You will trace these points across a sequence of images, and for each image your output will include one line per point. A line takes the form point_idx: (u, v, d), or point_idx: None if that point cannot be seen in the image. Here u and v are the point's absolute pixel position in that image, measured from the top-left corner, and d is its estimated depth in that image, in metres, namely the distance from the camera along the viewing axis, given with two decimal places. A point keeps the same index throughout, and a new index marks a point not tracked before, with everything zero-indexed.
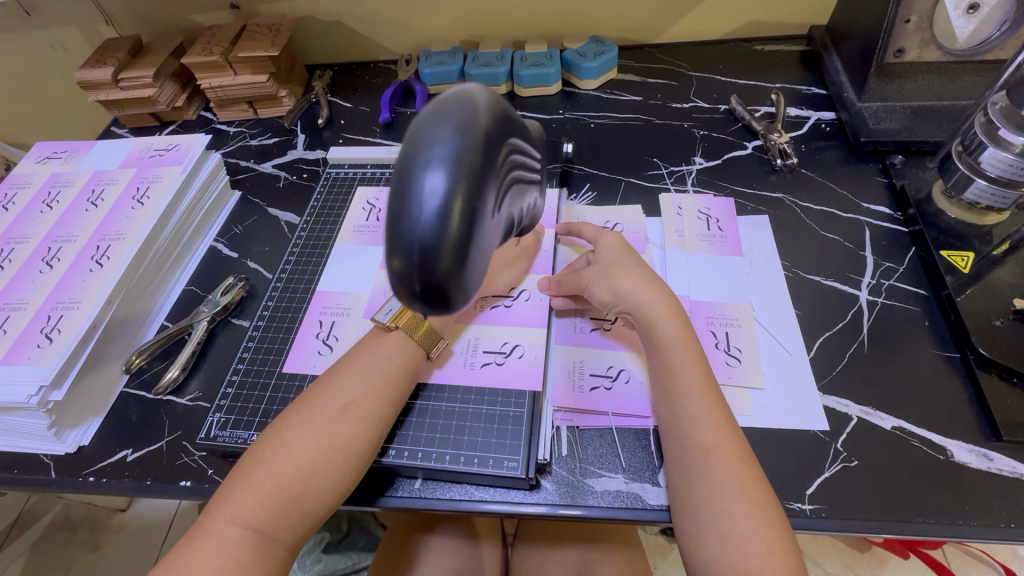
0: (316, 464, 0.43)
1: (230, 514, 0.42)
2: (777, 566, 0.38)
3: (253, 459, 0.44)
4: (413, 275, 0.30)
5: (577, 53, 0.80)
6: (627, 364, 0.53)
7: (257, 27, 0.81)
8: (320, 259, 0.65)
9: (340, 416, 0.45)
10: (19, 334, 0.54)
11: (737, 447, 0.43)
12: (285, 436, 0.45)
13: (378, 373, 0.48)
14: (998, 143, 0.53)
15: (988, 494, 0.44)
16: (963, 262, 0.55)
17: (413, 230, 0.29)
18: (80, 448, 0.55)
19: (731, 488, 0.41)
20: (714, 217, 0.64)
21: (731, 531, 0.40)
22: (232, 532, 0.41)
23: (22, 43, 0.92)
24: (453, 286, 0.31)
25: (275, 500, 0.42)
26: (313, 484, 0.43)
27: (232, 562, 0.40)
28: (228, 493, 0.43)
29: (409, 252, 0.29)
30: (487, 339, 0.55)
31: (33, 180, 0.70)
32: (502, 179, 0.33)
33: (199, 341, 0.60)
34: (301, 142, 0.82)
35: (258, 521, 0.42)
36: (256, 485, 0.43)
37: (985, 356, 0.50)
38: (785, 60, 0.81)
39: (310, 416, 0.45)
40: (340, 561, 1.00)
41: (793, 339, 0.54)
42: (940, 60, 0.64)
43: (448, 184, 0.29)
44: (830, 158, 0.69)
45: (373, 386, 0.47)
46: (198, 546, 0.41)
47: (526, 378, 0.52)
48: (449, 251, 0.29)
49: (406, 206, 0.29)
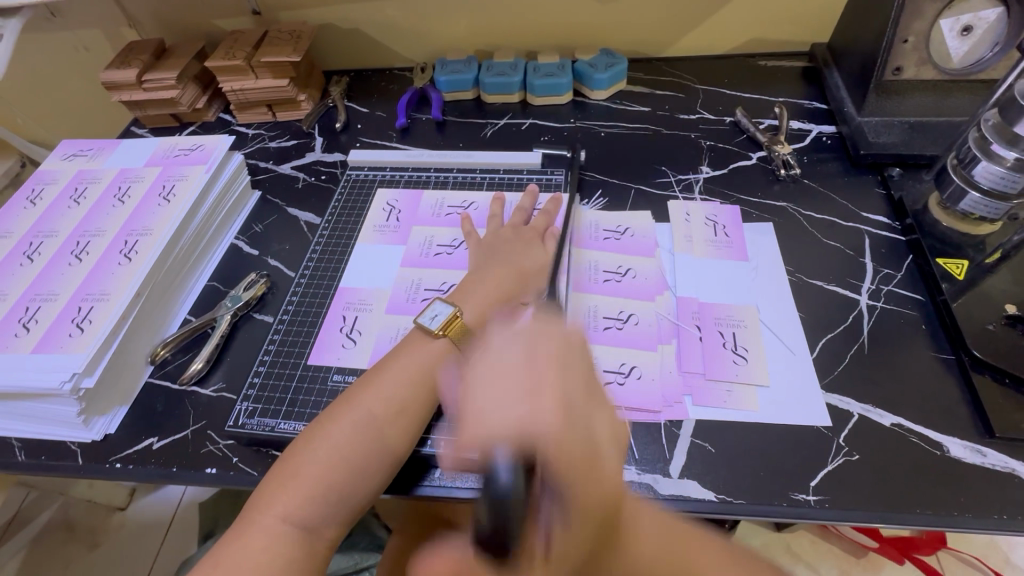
0: (364, 464, 0.46)
1: (280, 511, 0.43)
2: None
3: (300, 457, 0.46)
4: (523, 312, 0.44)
5: (588, 64, 0.83)
6: (639, 361, 0.55)
7: (278, 33, 0.84)
8: (343, 258, 0.67)
9: (390, 420, 0.47)
10: (51, 325, 0.56)
11: None
12: (336, 438, 0.46)
13: (419, 374, 0.50)
14: (991, 157, 0.57)
15: (982, 488, 0.47)
16: (958, 269, 0.58)
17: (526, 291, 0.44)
18: (106, 435, 0.56)
19: None
20: (721, 223, 0.67)
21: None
22: (282, 528, 0.43)
23: (45, 43, 0.94)
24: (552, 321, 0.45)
25: (324, 498, 0.44)
26: (359, 482, 0.45)
27: (278, 560, 0.42)
28: (277, 490, 0.44)
29: None
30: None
31: (60, 176, 0.72)
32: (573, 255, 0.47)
33: (222, 335, 0.62)
34: (319, 145, 0.85)
35: (307, 520, 0.44)
36: (307, 483, 0.44)
37: (979, 358, 0.52)
38: (787, 75, 0.84)
39: (358, 417, 0.47)
40: (343, 560, 1.01)
41: (797, 339, 0.57)
42: (936, 78, 0.67)
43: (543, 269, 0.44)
44: (830, 169, 0.72)
45: (419, 390, 0.49)
46: (246, 542, 0.42)
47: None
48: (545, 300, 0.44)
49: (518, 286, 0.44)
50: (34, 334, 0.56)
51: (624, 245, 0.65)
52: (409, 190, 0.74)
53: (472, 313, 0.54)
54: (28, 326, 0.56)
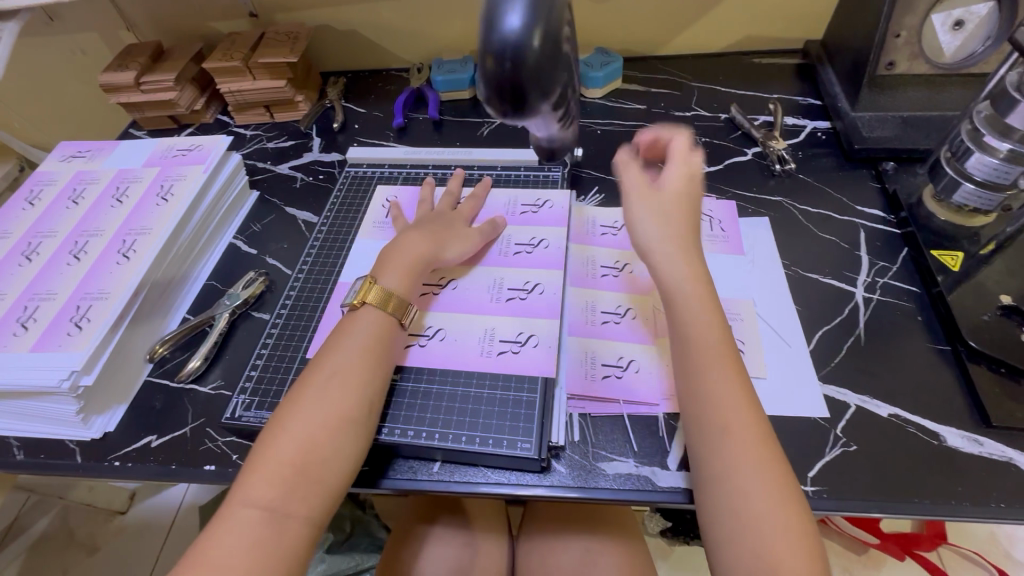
0: (315, 436, 0.45)
1: (243, 496, 0.43)
2: (793, 542, 0.38)
3: (254, 449, 0.46)
4: (501, 55, 0.32)
5: (583, 63, 0.84)
6: (636, 353, 0.55)
7: (276, 35, 0.85)
8: (338, 254, 0.67)
9: (329, 390, 0.47)
10: (49, 323, 0.56)
11: (756, 427, 0.43)
12: (282, 420, 0.46)
13: (354, 346, 0.50)
14: (984, 148, 0.58)
15: (979, 476, 0.47)
16: (953, 261, 0.58)
17: (503, 32, 0.32)
18: (105, 434, 0.56)
19: (745, 466, 0.41)
20: (717, 218, 0.67)
21: (756, 513, 0.39)
22: (246, 514, 0.42)
23: (45, 48, 0.94)
24: (527, 97, 0.34)
25: (282, 477, 0.43)
26: (315, 455, 0.45)
27: (248, 541, 0.41)
28: (237, 482, 0.44)
29: (503, 55, 0.32)
30: (505, 329, 0.57)
31: (58, 178, 0.72)
32: (564, 69, 0.35)
33: (220, 333, 0.62)
34: (316, 145, 0.85)
35: (269, 499, 0.43)
36: (260, 467, 0.44)
37: (975, 348, 0.52)
38: (780, 72, 0.85)
39: (301, 396, 0.47)
40: (343, 562, 1.00)
41: (793, 332, 0.57)
42: (928, 72, 0.67)
43: (528, 15, 0.32)
44: (825, 164, 0.72)
45: (354, 358, 0.50)
46: (216, 532, 0.42)
47: (539, 364, 0.54)
48: (533, 61, 0.33)
49: (497, 12, 0.32)
50: (32, 332, 0.56)
51: (623, 240, 0.65)
52: (408, 187, 0.74)
53: (395, 282, 0.55)
54: (26, 325, 0.57)
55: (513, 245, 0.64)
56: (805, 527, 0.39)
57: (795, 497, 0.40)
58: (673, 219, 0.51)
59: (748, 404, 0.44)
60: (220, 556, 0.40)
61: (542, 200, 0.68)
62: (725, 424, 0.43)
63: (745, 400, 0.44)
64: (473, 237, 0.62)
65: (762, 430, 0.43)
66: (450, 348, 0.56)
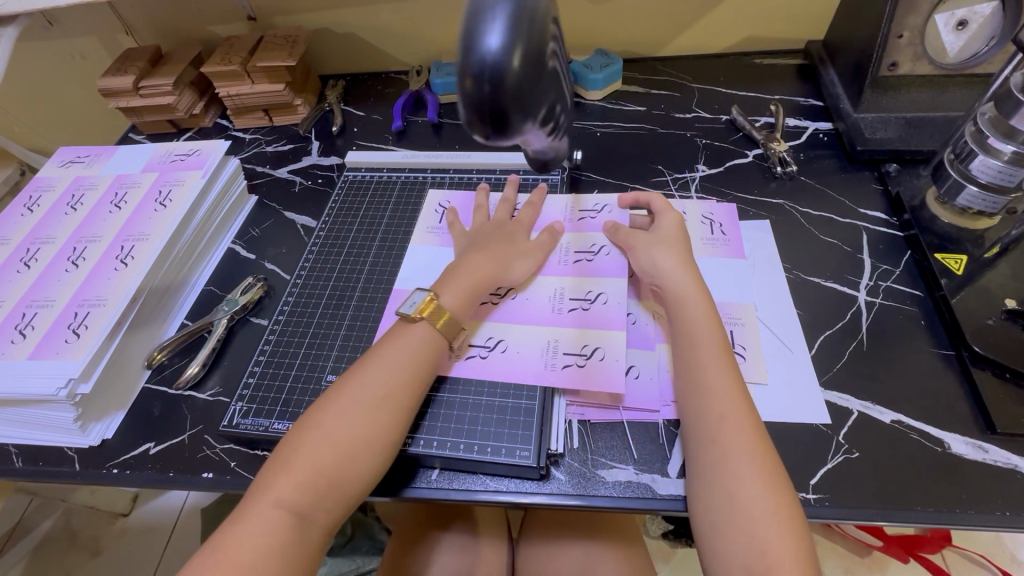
0: (351, 446, 0.45)
1: (274, 498, 0.43)
2: (782, 531, 0.40)
3: (289, 446, 0.45)
4: (480, 76, 0.27)
5: (583, 65, 0.83)
6: (603, 342, 0.54)
7: (274, 38, 0.84)
8: (391, 263, 0.66)
9: (374, 404, 0.47)
10: (47, 330, 0.56)
11: (748, 416, 0.45)
12: (321, 423, 0.46)
13: (404, 360, 0.50)
14: (988, 150, 0.57)
15: (983, 483, 0.46)
16: (958, 265, 0.58)
17: (481, 52, 0.27)
18: (103, 441, 0.56)
19: (741, 454, 0.43)
20: (717, 221, 0.66)
21: (741, 493, 0.41)
22: (275, 515, 0.42)
23: (44, 53, 0.95)
24: (511, 122, 0.28)
25: (315, 484, 0.43)
26: (348, 467, 0.45)
27: (272, 544, 0.41)
28: (268, 479, 0.44)
29: (481, 76, 0.27)
30: (568, 340, 0.55)
31: (57, 183, 0.72)
32: (555, 83, 0.30)
33: (218, 339, 0.62)
34: (315, 149, 0.85)
35: (299, 504, 0.43)
36: (297, 470, 0.44)
37: (979, 354, 0.52)
38: (782, 73, 0.84)
39: (345, 402, 0.47)
40: (345, 564, 1.00)
41: (795, 337, 0.56)
42: (932, 73, 0.67)
43: (510, 29, 0.27)
44: (828, 166, 0.72)
45: (402, 372, 0.49)
46: (239, 528, 0.42)
47: (607, 380, 0.51)
48: (515, 83, 0.27)
49: (474, 28, 0.27)
50: (30, 340, 0.56)
51: (601, 224, 0.64)
52: (463, 192, 0.72)
53: (452, 300, 0.54)
54: (24, 333, 0.56)
55: (576, 252, 0.62)
56: (795, 521, 0.41)
57: (787, 492, 0.42)
58: (679, 253, 0.56)
59: (740, 394, 0.46)
60: (235, 558, 0.40)
61: (602, 206, 0.67)
62: (716, 413, 0.45)
63: (737, 390, 0.46)
64: (534, 253, 0.60)
65: (756, 422, 0.45)
66: (513, 361, 0.54)
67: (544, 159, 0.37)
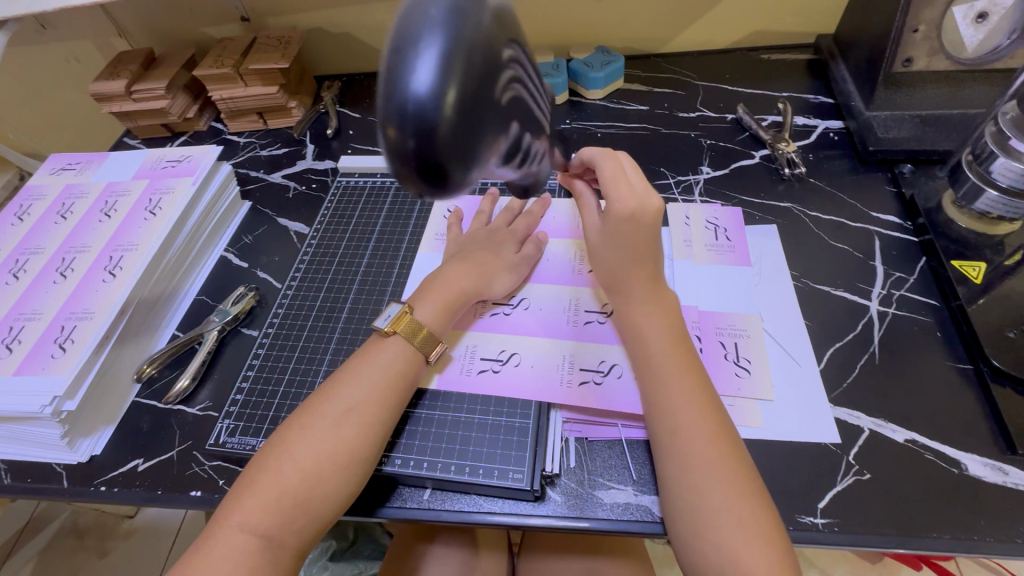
0: (318, 467, 0.43)
1: (237, 521, 0.41)
2: (761, 546, 0.38)
3: (254, 468, 0.44)
4: (403, 128, 0.25)
5: (584, 62, 0.80)
6: (620, 358, 0.52)
7: (267, 39, 0.82)
8: (401, 268, 0.65)
9: (339, 422, 0.45)
10: (33, 345, 0.55)
11: (712, 426, 0.43)
12: (287, 443, 0.44)
13: (378, 377, 0.48)
14: (1008, 152, 0.53)
15: (1003, 507, 0.44)
16: (975, 272, 0.55)
17: (405, 98, 0.24)
18: (92, 457, 0.55)
19: (702, 464, 0.41)
20: (722, 226, 0.64)
21: (705, 504, 0.40)
22: (240, 539, 0.41)
23: (38, 56, 0.93)
24: (449, 172, 0.27)
25: (280, 505, 0.42)
26: (316, 487, 0.43)
27: (240, 569, 0.40)
28: (233, 503, 0.42)
29: (406, 122, 0.25)
30: (584, 356, 0.53)
31: (48, 191, 0.71)
32: (504, 115, 0.28)
33: (209, 350, 0.61)
34: (311, 152, 0.83)
35: (263, 527, 0.41)
36: (260, 492, 0.42)
37: (998, 368, 0.49)
38: (791, 69, 0.81)
39: (311, 423, 0.45)
40: (346, 569, 0.98)
41: (801, 349, 0.54)
42: (949, 69, 0.63)
43: (442, 66, 0.24)
44: (838, 166, 0.69)
45: (373, 392, 0.47)
46: (206, 554, 0.41)
47: (626, 399, 0.50)
48: (448, 132, 0.25)
49: (401, 67, 0.24)
50: (17, 354, 0.55)
51: None
52: (467, 196, 0.70)
53: (427, 313, 0.53)
54: (11, 346, 0.55)
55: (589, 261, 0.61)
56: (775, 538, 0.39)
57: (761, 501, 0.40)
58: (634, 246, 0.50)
59: (700, 402, 0.44)
60: None
61: None
62: (675, 420, 0.44)
63: (700, 394, 0.45)
64: (517, 268, 0.58)
65: (718, 424, 0.43)
66: (526, 375, 0.53)
67: (524, 185, 0.38)
